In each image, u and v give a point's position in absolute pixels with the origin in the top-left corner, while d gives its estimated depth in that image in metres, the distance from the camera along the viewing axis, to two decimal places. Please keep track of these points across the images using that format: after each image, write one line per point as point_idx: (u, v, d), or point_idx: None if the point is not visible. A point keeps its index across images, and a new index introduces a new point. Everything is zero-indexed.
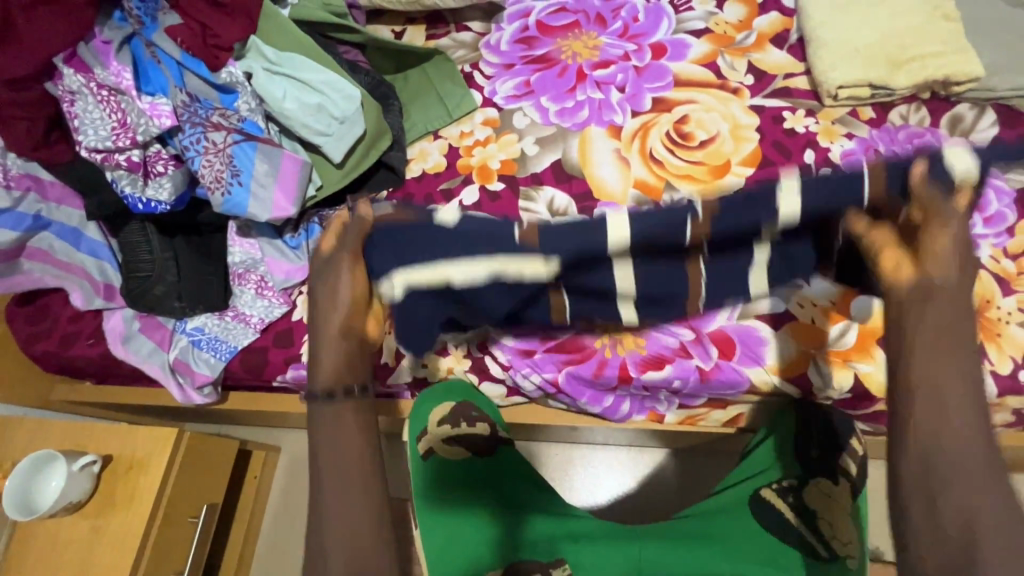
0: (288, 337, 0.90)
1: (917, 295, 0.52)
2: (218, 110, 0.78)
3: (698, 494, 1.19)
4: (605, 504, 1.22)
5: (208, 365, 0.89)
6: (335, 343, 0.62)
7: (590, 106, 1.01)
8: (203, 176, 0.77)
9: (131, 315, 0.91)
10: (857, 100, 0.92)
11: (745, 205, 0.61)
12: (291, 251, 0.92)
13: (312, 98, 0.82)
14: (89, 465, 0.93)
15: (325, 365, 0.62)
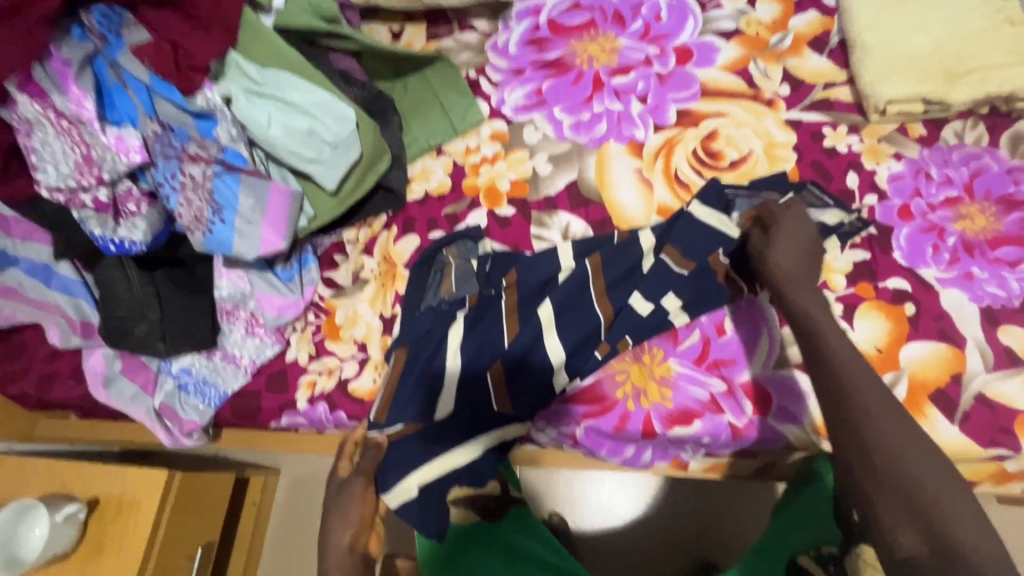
0: (282, 380, 0.83)
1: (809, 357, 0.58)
2: (195, 140, 0.69)
3: (718, 519, 1.14)
4: (604, 534, 1.17)
5: (197, 411, 0.83)
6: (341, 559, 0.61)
7: (608, 119, 0.92)
8: (181, 215, 0.69)
9: (113, 354, 0.85)
10: (906, 115, 0.83)
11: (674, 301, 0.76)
12: (283, 284, 0.85)
13: (300, 121, 0.73)
14: (74, 514, 0.87)
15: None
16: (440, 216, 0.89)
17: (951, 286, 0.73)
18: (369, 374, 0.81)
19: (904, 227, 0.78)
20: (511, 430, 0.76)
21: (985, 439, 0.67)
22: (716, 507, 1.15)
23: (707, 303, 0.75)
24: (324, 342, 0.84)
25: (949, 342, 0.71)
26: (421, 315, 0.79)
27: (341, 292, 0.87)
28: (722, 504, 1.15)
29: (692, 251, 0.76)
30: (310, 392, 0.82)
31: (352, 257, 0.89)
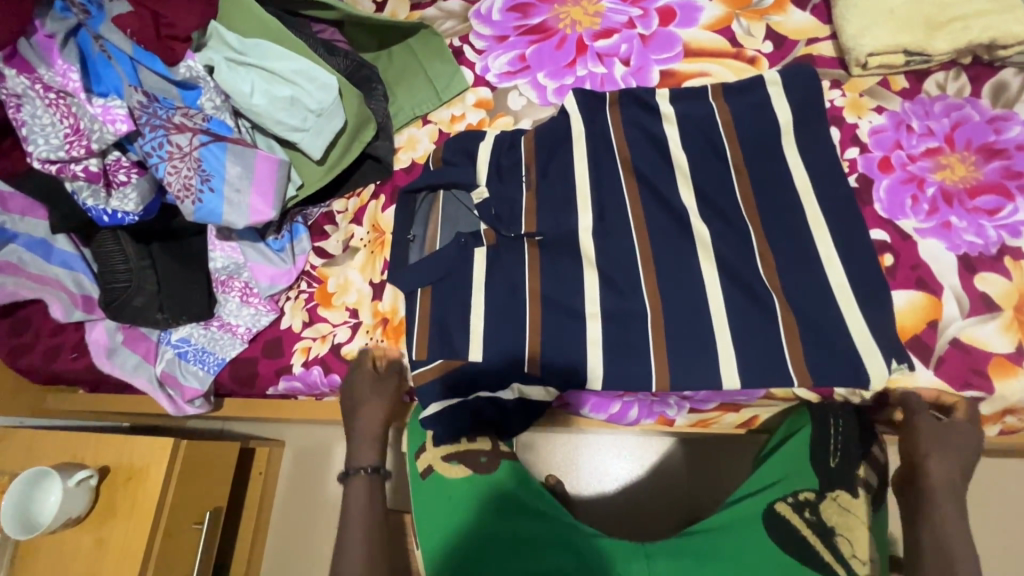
0: (277, 347, 0.85)
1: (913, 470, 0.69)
2: (181, 110, 0.70)
3: (709, 479, 1.17)
4: (592, 498, 1.20)
5: (197, 378, 0.86)
6: (370, 431, 0.79)
7: (592, 81, 0.93)
8: (170, 184, 0.70)
9: (114, 327, 0.88)
10: (888, 68, 0.83)
11: (670, 284, 0.77)
12: (275, 254, 0.87)
13: (283, 90, 0.74)
14: (85, 480, 0.91)
15: (360, 450, 0.78)
16: (433, 157, 0.90)
17: (929, 235, 0.74)
18: (367, 365, 0.81)
19: (884, 178, 0.78)
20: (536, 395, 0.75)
21: (958, 382, 0.69)
22: (697, 470, 1.17)
23: (682, 266, 0.77)
24: (317, 309, 0.86)
25: (926, 291, 0.72)
26: (426, 267, 0.83)
27: (332, 261, 0.89)
28: (707, 466, 1.18)
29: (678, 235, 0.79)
30: (305, 357, 0.84)
31: (342, 227, 0.91)
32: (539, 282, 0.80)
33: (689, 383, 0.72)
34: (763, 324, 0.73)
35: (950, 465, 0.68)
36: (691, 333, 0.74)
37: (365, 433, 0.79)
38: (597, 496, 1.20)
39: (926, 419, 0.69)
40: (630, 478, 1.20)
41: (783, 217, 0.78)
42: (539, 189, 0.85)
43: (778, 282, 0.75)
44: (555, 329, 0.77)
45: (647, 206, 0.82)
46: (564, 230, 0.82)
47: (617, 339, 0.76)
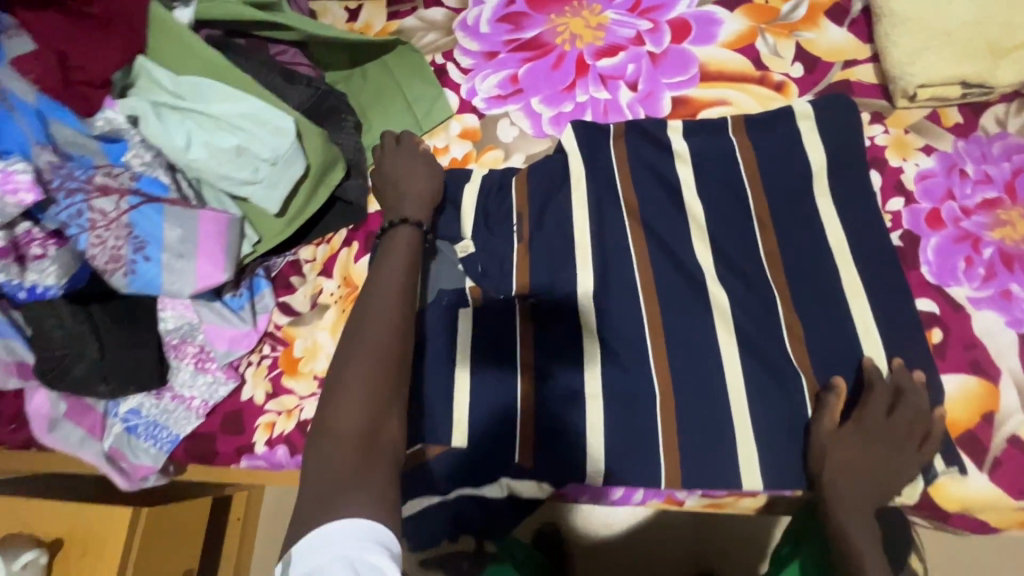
0: (237, 421, 0.76)
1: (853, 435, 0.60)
2: (102, 168, 0.61)
3: None
4: None
5: (149, 455, 0.77)
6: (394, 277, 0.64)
7: (593, 109, 0.81)
8: (94, 257, 0.60)
9: (56, 395, 0.77)
10: (941, 100, 0.71)
11: (684, 360, 0.67)
12: (233, 314, 0.77)
13: (227, 139, 0.63)
14: (34, 559, 0.82)
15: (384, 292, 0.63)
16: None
17: (983, 307, 0.64)
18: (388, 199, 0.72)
19: (933, 236, 0.68)
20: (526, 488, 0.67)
21: (1016, 488, 0.60)
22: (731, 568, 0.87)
23: (697, 339, 0.67)
24: (281, 378, 0.76)
25: (981, 375, 0.62)
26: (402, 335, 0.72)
27: (299, 320, 0.79)
28: None
29: (693, 301, 0.69)
30: (268, 435, 0.75)
31: (310, 279, 0.80)
32: (534, 353, 0.70)
33: (702, 477, 0.64)
34: (788, 411, 0.64)
35: (861, 487, 0.59)
36: (707, 420, 0.64)
37: (394, 264, 0.65)
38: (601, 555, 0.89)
39: (832, 422, 0.61)
40: (637, 530, 0.89)
41: (815, 281, 0.67)
42: (533, 241, 0.74)
43: (808, 360, 0.65)
44: (552, 410, 0.67)
45: (658, 264, 0.71)
46: (561, 291, 0.72)
47: (622, 424, 0.66)
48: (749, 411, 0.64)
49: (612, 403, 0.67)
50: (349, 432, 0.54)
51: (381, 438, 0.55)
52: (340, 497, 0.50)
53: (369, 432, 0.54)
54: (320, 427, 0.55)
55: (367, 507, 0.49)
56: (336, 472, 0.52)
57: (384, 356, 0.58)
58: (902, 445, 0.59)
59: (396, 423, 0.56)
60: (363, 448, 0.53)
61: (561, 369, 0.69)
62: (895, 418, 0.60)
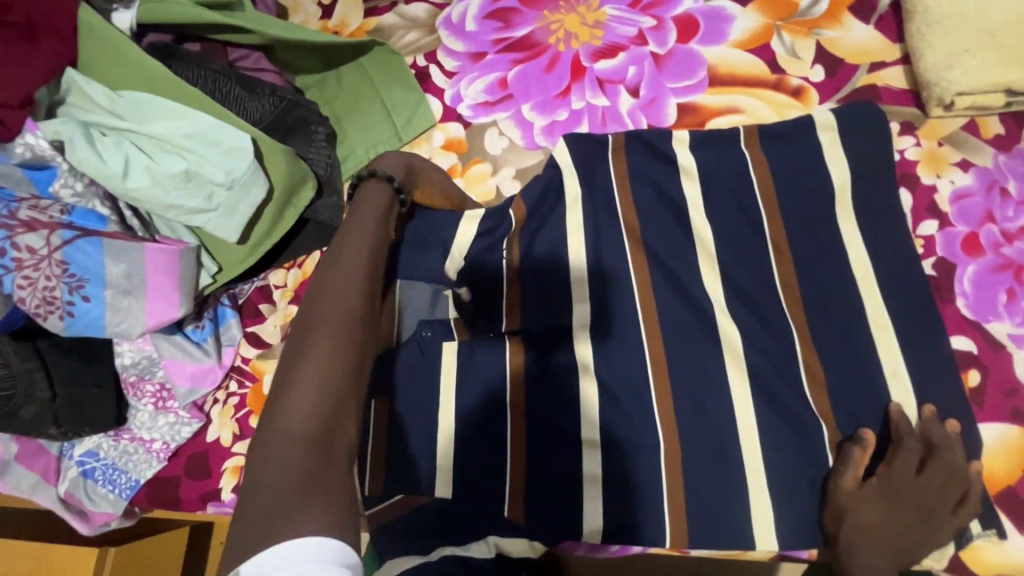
0: (202, 465, 0.70)
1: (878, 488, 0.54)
2: (27, 201, 0.54)
3: None
4: None
5: (107, 502, 0.70)
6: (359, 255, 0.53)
7: (590, 117, 0.73)
8: (24, 300, 0.53)
9: (5, 436, 0.71)
10: (980, 109, 0.63)
11: (690, 404, 0.60)
12: (197, 348, 0.70)
13: (174, 163, 0.56)
14: None
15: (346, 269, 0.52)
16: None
17: None
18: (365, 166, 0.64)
19: (970, 264, 0.60)
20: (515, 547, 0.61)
21: None
22: None
23: (705, 380, 0.61)
24: (249, 419, 0.70)
25: None
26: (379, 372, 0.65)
27: (269, 353, 0.72)
28: None
29: (700, 337, 0.62)
30: (236, 481, 0.68)
31: (280, 308, 0.73)
32: (525, 394, 0.63)
33: (711, 537, 0.57)
34: (806, 463, 0.57)
35: (891, 557, 0.52)
36: (716, 473, 0.58)
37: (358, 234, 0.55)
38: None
39: (854, 478, 0.54)
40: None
41: (836, 316, 0.60)
42: (524, 268, 0.67)
43: (828, 404, 0.59)
44: (545, 459, 0.61)
45: (662, 295, 0.64)
46: (554, 325, 0.65)
47: (621, 476, 0.60)
48: (763, 464, 0.58)
49: (610, 452, 0.60)
50: (298, 431, 0.42)
51: (341, 441, 0.44)
52: (297, 511, 0.38)
53: (327, 427, 0.43)
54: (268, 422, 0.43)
55: (334, 525, 0.38)
56: (289, 480, 0.40)
57: (349, 338, 0.47)
58: (935, 508, 0.53)
59: (357, 419, 0.46)
60: (315, 453, 0.42)
61: (554, 412, 0.62)
62: (926, 478, 0.53)
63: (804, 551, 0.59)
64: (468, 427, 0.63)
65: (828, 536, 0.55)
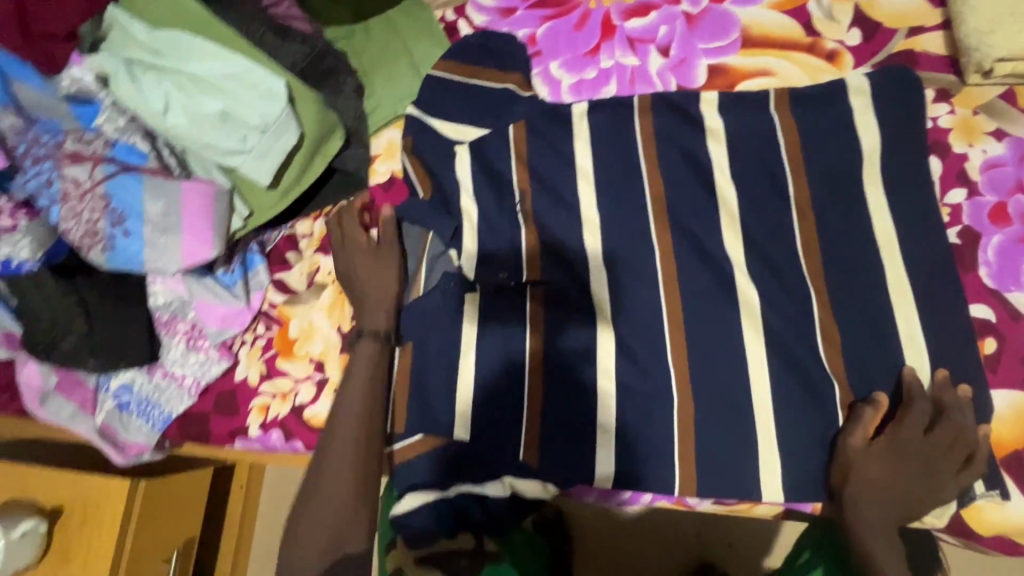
0: (231, 402, 0.73)
1: (885, 449, 0.55)
2: (73, 133, 0.56)
3: None
4: None
5: (142, 433, 0.74)
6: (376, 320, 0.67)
7: (619, 77, 0.73)
8: (69, 231, 0.55)
9: (46, 368, 0.75)
10: (1019, 78, 0.62)
11: (706, 363, 0.61)
12: (226, 291, 0.73)
13: (210, 104, 0.58)
14: (34, 528, 0.82)
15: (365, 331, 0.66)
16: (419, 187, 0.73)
17: None
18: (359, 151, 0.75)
19: (996, 233, 0.60)
20: (527, 488, 0.63)
21: None
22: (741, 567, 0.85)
23: (722, 339, 0.62)
24: (276, 360, 0.72)
25: None
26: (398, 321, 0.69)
27: (295, 299, 0.74)
28: None
29: (719, 297, 0.63)
30: (262, 418, 0.71)
31: (306, 256, 0.75)
32: (544, 346, 0.65)
33: (720, 487, 0.59)
34: (817, 421, 0.59)
35: (890, 509, 0.55)
36: (728, 426, 0.60)
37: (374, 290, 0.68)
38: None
39: (863, 436, 0.56)
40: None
41: (856, 281, 0.61)
42: (545, 225, 0.69)
43: (843, 367, 0.59)
44: (561, 406, 0.63)
45: (684, 255, 0.65)
46: (574, 281, 0.66)
47: (633, 426, 0.62)
48: (774, 421, 0.59)
49: (625, 404, 0.62)
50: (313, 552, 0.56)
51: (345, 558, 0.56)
52: None
53: (333, 550, 0.57)
54: (290, 543, 0.58)
55: None
56: None
57: (350, 457, 0.60)
58: (941, 466, 0.54)
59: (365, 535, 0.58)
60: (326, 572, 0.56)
61: (571, 365, 0.64)
62: (934, 437, 0.54)
63: (808, 505, 0.60)
64: (488, 374, 0.65)
65: (831, 488, 0.57)
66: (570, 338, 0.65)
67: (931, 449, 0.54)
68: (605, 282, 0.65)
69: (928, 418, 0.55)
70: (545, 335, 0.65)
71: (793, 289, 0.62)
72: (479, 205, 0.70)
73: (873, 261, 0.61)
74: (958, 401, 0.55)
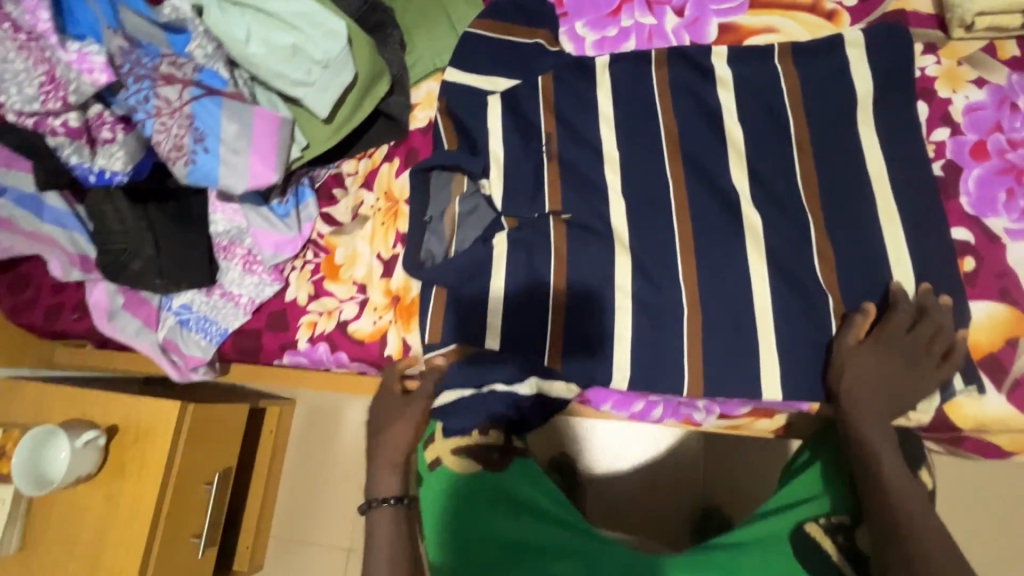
0: (282, 319, 0.81)
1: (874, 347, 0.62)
2: (167, 57, 0.64)
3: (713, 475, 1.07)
4: (603, 478, 1.11)
5: (200, 347, 0.83)
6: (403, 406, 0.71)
7: (638, 34, 0.81)
8: (159, 143, 0.63)
9: (113, 288, 0.82)
10: (999, 32, 0.69)
11: (713, 280, 0.68)
12: (279, 220, 0.81)
13: (283, 38, 0.66)
14: (94, 439, 0.91)
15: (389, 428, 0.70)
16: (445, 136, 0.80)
17: (1020, 239, 0.65)
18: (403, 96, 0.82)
19: (976, 167, 0.67)
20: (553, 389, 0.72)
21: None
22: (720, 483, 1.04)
23: (728, 259, 0.69)
24: (323, 282, 0.80)
25: (1010, 303, 0.63)
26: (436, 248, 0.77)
27: (341, 230, 0.82)
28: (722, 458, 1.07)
29: (726, 223, 0.70)
30: (310, 333, 0.79)
31: (352, 192, 0.84)
32: (567, 267, 0.72)
33: (724, 387, 0.66)
34: (812, 330, 0.66)
35: (879, 402, 0.61)
36: (732, 333, 0.67)
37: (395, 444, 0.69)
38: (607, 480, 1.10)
39: (854, 337, 0.63)
40: (643, 460, 1.10)
41: (850, 209, 0.68)
42: (569, 163, 0.76)
43: (838, 283, 0.66)
44: (582, 319, 0.70)
45: (695, 188, 0.72)
46: (594, 211, 0.74)
47: (646, 335, 0.69)
48: (774, 330, 0.66)
49: (640, 317, 0.69)
50: None
51: None
52: None
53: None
54: None
55: None
56: None
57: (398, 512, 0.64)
58: (923, 359, 0.61)
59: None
60: None
61: (591, 284, 0.71)
62: (914, 336, 0.61)
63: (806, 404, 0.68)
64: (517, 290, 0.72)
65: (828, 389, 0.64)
66: (591, 261, 0.72)
67: (914, 343, 0.61)
68: (623, 211, 0.73)
69: (910, 317, 0.62)
70: (568, 257, 0.73)
71: (793, 216, 0.69)
72: (509, 145, 0.77)
73: (866, 192, 0.68)
74: (938, 304, 0.62)
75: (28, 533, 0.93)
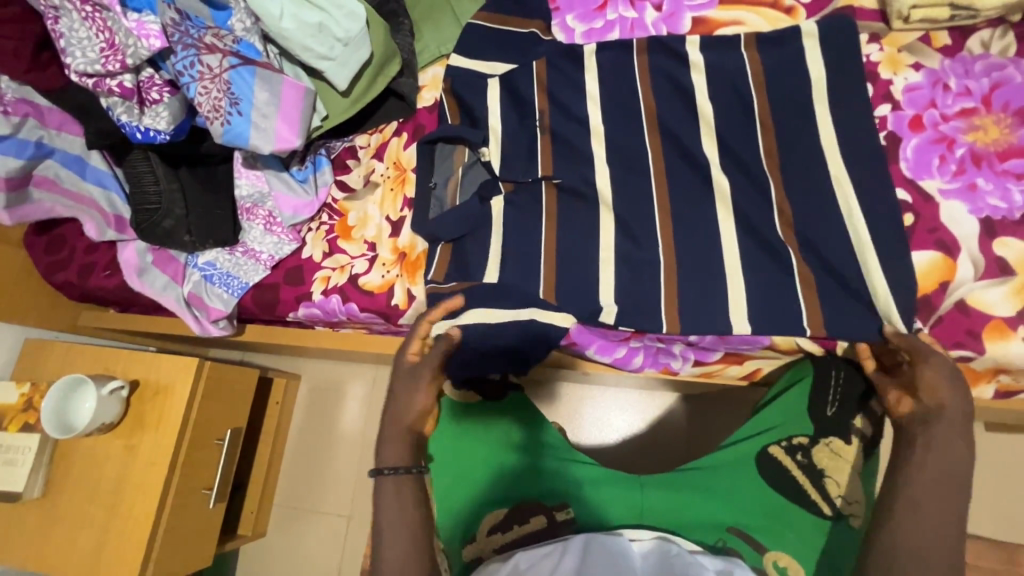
0: (299, 275, 0.89)
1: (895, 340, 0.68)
2: (211, 30, 0.73)
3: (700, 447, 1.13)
4: (593, 448, 1.18)
5: (221, 300, 0.90)
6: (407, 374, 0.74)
7: (621, 26, 0.91)
8: (201, 105, 0.72)
9: (143, 247, 0.91)
10: (932, 23, 0.79)
11: (685, 234, 0.78)
12: (298, 185, 0.90)
13: (311, 16, 0.75)
14: (117, 390, 0.97)
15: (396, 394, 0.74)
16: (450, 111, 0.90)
17: (951, 198, 0.74)
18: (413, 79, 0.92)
19: (913, 138, 0.77)
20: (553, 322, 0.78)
21: (951, 340, 0.72)
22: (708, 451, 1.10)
23: (698, 216, 0.78)
24: (337, 241, 0.89)
25: (944, 251, 0.72)
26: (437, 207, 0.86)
27: (353, 196, 0.92)
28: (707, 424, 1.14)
29: (696, 186, 0.80)
30: (324, 286, 0.88)
31: (364, 162, 0.94)
32: (556, 224, 0.81)
33: (694, 326, 0.75)
34: (771, 276, 0.74)
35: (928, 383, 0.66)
36: (700, 279, 0.76)
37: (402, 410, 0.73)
38: (598, 448, 1.18)
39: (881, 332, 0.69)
40: (632, 431, 1.17)
41: (806, 172, 0.77)
42: (560, 135, 0.86)
43: (794, 236, 0.75)
44: (569, 269, 0.79)
45: (669, 156, 0.82)
46: (581, 176, 0.83)
47: (625, 282, 0.78)
48: (737, 277, 0.75)
49: (621, 266, 0.78)
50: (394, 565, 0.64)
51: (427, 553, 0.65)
52: None
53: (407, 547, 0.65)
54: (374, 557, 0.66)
55: None
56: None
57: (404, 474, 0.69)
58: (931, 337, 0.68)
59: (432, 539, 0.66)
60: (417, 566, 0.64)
61: (578, 238, 0.80)
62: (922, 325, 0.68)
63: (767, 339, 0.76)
64: (511, 245, 0.81)
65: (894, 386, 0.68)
66: (578, 219, 0.81)
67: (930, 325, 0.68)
68: (606, 176, 0.82)
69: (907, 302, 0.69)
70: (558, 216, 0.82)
71: (755, 179, 0.79)
72: (506, 121, 0.88)
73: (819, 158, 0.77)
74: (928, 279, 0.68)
75: (50, 479, 0.99)
